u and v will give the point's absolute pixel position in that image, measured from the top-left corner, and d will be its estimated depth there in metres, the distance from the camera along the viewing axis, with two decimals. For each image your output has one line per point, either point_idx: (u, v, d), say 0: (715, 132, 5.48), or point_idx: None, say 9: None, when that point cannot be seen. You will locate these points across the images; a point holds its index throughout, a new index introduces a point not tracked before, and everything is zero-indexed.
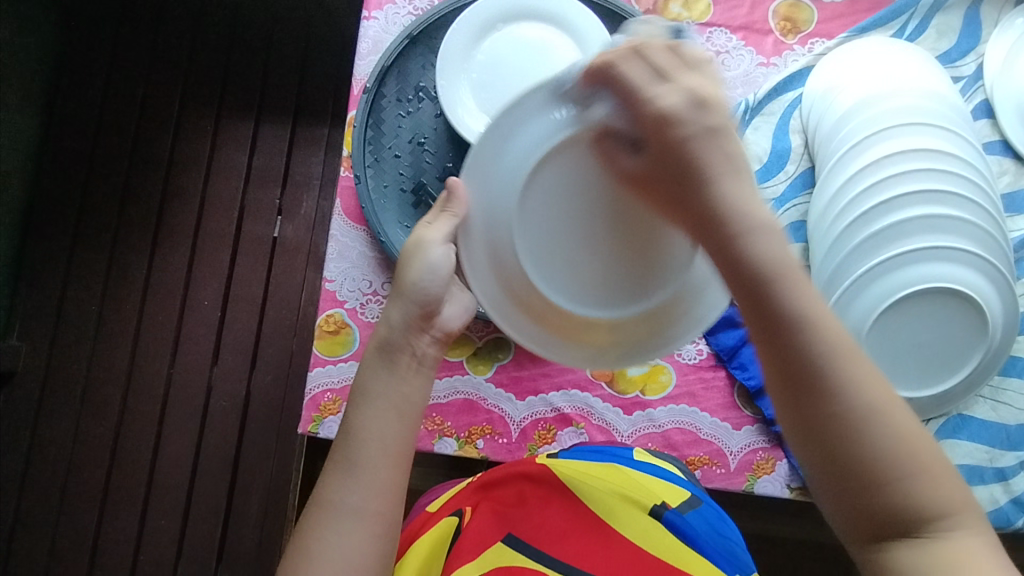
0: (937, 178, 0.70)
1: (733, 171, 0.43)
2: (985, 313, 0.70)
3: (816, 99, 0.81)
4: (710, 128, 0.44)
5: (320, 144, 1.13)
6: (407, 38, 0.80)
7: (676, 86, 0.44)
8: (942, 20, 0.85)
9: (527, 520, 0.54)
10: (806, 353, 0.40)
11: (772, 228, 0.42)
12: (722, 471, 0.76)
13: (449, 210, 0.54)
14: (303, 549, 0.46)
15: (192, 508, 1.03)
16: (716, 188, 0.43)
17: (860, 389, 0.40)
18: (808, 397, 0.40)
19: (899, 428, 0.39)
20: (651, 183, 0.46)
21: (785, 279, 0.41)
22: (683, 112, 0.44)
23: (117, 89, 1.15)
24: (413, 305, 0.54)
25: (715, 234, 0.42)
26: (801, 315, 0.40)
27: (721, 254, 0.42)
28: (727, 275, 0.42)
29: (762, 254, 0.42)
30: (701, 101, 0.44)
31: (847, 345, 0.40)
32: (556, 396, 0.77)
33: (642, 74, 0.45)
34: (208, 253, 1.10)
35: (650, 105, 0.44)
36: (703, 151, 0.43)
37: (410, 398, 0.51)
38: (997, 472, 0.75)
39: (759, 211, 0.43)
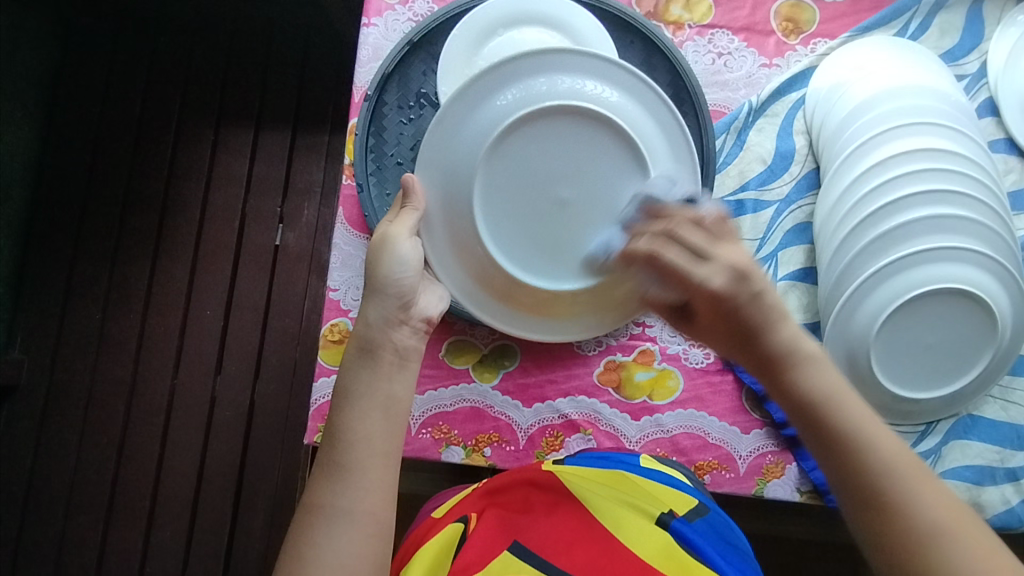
0: (943, 178, 0.69)
1: (779, 314, 0.46)
2: (994, 314, 0.69)
3: (820, 99, 0.80)
4: (756, 291, 0.46)
5: (321, 151, 1.12)
6: (407, 44, 0.80)
7: (717, 263, 0.47)
8: (945, 18, 0.85)
9: (532, 528, 0.53)
10: (859, 467, 0.42)
11: (822, 361, 0.46)
12: (731, 475, 0.75)
13: (409, 206, 0.61)
14: (299, 555, 0.44)
15: (198, 519, 1.03)
16: (771, 338, 0.46)
17: (916, 500, 0.41)
18: (875, 510, 0.41)
19: (980, 543, 0.40)
20: (711, 333, 0.49)
21: (843, 414, 0.44)
22: (727, 288, 0.46)
23: (116, 98, 1.14)
24: (388, 300, 0.57)
25: (773, 377, 0.46)
26: (850, 438, 0.43)
27: (780, 392, 0.46)
28: (784, 406, 0.46)
29: (816, 385, 0.45)
30: (738, 270, 0.47)
31: (907, 461, 0.42)
32: (563, 402, 0.77)
33: (682, 254, 0.49)
34: (210, 262, 1.10)
35: (697, 284, 0.47)
36: (758, 307, 0.46)
37: (393, 394, 0.52)
38: (1008, 473, 0.74)
39: (809, 343, 0.46)
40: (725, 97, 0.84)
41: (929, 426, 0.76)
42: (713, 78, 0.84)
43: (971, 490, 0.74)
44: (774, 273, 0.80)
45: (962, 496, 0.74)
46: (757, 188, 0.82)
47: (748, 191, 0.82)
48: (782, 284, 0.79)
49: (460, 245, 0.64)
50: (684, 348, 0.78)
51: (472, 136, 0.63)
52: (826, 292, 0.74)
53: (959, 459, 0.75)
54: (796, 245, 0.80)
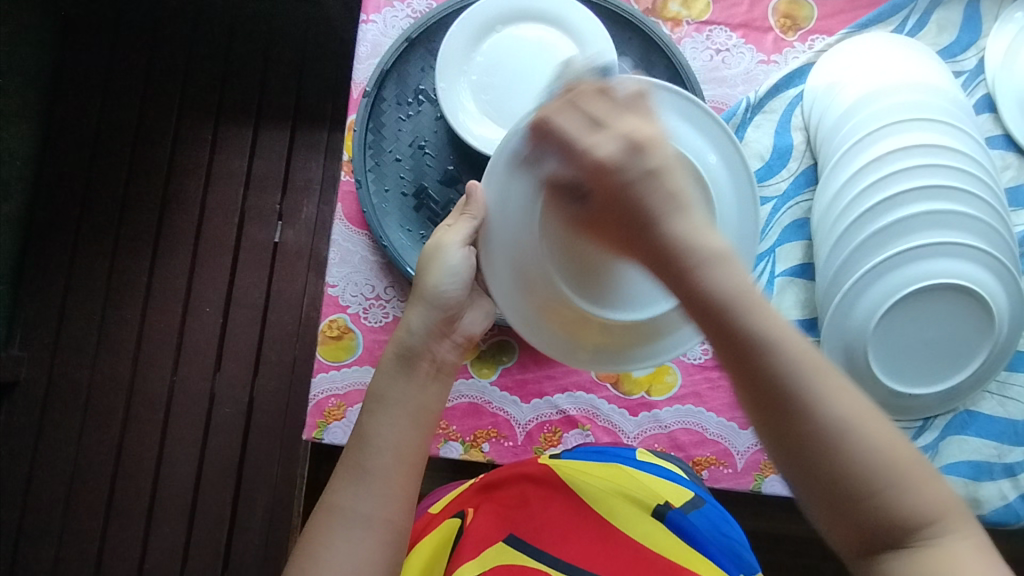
0: (941, 174, 0.69)
1: (674, 206, 0.43)
2: (991, 309, 0.69)
3: (818, 95, 0.81)
4: (649, 170, 0.44)
5: (320, 148, 1.13)
6: (406, 41, 0.80)
7: (612, 132, 0.45)
8: (942, 15, 0.85)
9: (528, 521, 0.53)
10: (767, 371, 0.40)
11: (731, 262, 0.42)
12: (729, 471, 0.75)
13: (467, 214, 0.56)
14: (312, 553, 0.45)
15: (197, 516, 1.03)
16: (666, 226, 0.43)
17: (823, 395, 0.39)
18: (787, 416, 0.39)
19: (888, 440, 0.39)
20: (607, 220, 0.46)
21: (745, 307, 0.41)
22: (620, 159, 0.44)
23: (116, 96, 1.14)
24: (434, 310, 0.56)
25: (671, 271, 0.42)
26: (759, 339, 0.40)
27: (685, 293, 0.42)
28: (689, 308, 0.42)
29: (723, 283, 0.41)
30: (634, 142, 0.44)
31: (812, 358, 0.40)
32: (561, 398, 0.77)
33: (575, 127, 0.46)
34: (209, 259, 1.10)
35: (585, 153, 0.45)
36: (649, 188, 0.43)
37: (426, 404, 0.53)
38: (1005, 468, 0.74)
39: (711, 240, 0.42)
40: (723, 94, 0.85)
41: (926, 422, 0.76)
42: (711, 75, 0.85)
43: (968, 485, 0.74)
44: (772, 269, 0.80)
45: (958, 491, 0.74)
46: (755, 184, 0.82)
47: None
48: (780, 279, 0.79)
49: (519, 272, 0.55)
50: None
51: (533, 157, 0.54)
52: (823, 289, 0.75)
53: (956, 454, 0.75)
54: (793, 240, 0.80)
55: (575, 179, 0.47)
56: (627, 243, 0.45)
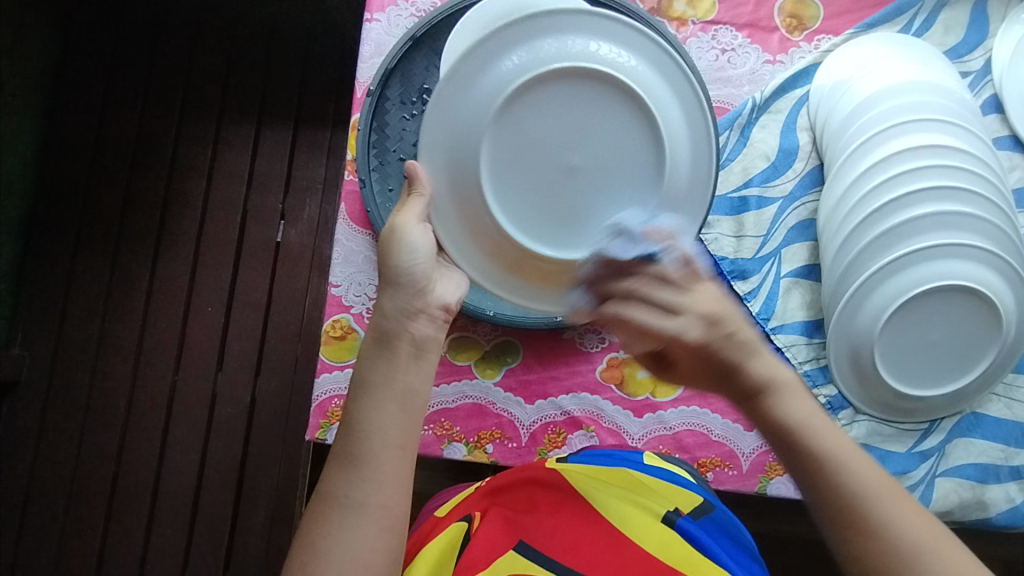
0: (948, 175, 0.69)
1: (751, 350, 0.45)
2: (998, 311, 0.69)
3: (825, 94, 0.80)
4: (730, 334, 0.45)
5: (323, 147, 1.12)
6: (410, 39, 0.79)
7: (689, 311, 0.45)
8: (949, 15, 0.84)
9: (538, 527, 0.52)
10: (843, 496, 0.41)
11: (796, 387, 0.45)
12: (734, 473, 0.75)
13: (416, 192, 0.57)
14: (311, 546, 0.44)
15: (199, 516, 1.03)
16: (748, 372, 0.45)
17: (895, 519, 0.40)
18: (868, 546, 0.40)
19: (954, 560, 0.40)
20: (689, 374, 0.48)
21: (817, 442, 0.43)
22: (696, 337, 0.44)
23: (118, 95, 1.14)
24: (405, 291, 0.53)
25: (752, 409, 0.45)
26: (827, 458, 0.42)
27: (762, 422, 0.45)
28: (771, 441, 0.45)
29: (793, 415, 0.44)
30: (711, 318, 0.45)
31: (887, 484, 0.42)
32: (566, 399, 0.77)
33: (653, 286, 0.47)
34: (211, 258, 1.10)
35: (669, 335, 0.45)
36: (731, 349, 0.45)
37: (410, 384, 0.49)
38: (1012, 471, 0.74)
39: (784, 373, 0.45)
40: (729, 94, 0.84)
41: (932, 424, 0.76)
42: (717, 74, 0.84)
43: (975, 488, 0.73)
44: (778, 270, 0.79)
45: (966, 494, 0.73)
46: (761, 184, 0.82)
47: (752, 188, 0.81)
48: (786, 280, 0.79)
49: (467, 217, 0.59)
50: None
51: (482, 97, 0.58)
52: (829, 290, 0.74)
53: (963, 457, 0.75)
54: (799, 241, 0.80)
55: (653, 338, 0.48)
56: (708, 386, 0.47)
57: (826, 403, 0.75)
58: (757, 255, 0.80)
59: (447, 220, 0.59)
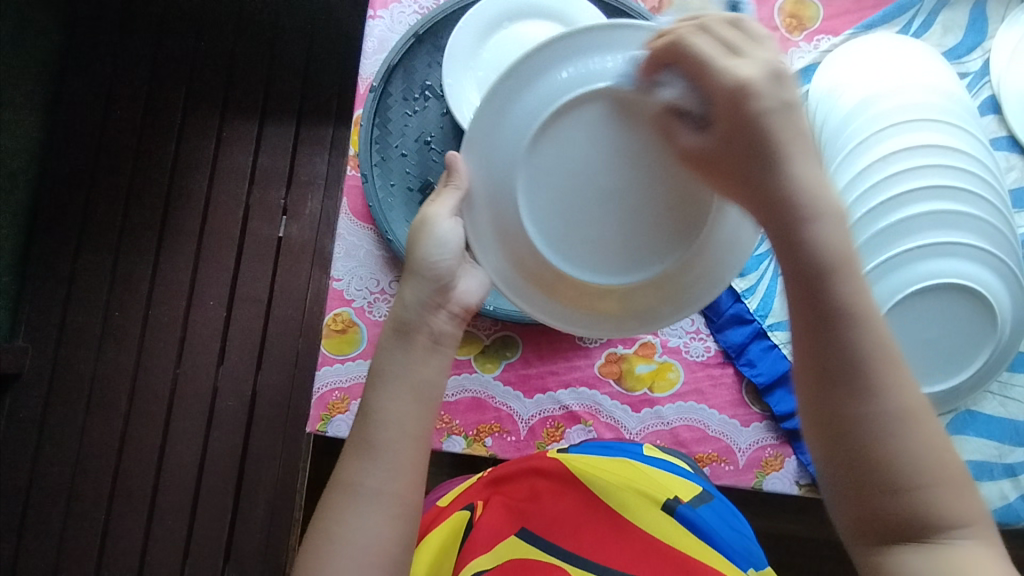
0: (944, 174, 0.70)
1: (799, 144, 0.43)
2: (993, 310, 0.70)
3: (821, 97, 0.80)
4: (785, 104, 0.44)
5: (324, 144, 1.13)
6: (413, 36, 0.80)
7: (753, 59, 0.44)
8: (948, 16, 0.85)
9: (540, 514, 0.54)
10: (845, 339, 0.40)
11: (838, 219, 0.43)
12: (731, 468, 0.75)
13: (451, 183, 0.54)
14: (325, 532, 0.45)
15: (199, 508, 1.03)
16: (788, 167, 0.43)
17: (886, 382, 0.40)
18: (846, 391, 0.40)
19: (928, 437, 0.39)
20: (721, 156, 0.45)
21: (838, 273, 0.41)
22: (763, 86, 0.43)
23: (122, 90, 1.15)
24: (427, 283, 0.53)
25: (779, 221, 0.43)
26: (845, 309, 0.41)
27: (786, 238, 0.42)
28: (783, 257, 0.43)
29: (828, 240, 0.42)
30: (777, 74, 0.44)
31: (888, 344, 0.41)
32: (565, 394, 0.77)
33: (712, 50, 0.45)
34: (213, 252, 1.11)
35: (721, 73, 0.44)
36: (777, 128, 0.43)
37: (427, 376, 0.50)
38: (1006, 468, 0.75)
39: (829, 197, 0.43)
40: None
41: None
42: None
43: None
44: (776, 267, 0.80)
45: None
46: None
47: None
48: None
49: (505, 236, 0.55)
50: (685, 341, 0.79)
51: (519, 120, 0.53)
52: None
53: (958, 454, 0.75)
54: None
55: (699, 110, 0.47)
56: (736, 181, 0.45)
57: None
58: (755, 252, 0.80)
59: (485, 242, 0.55)
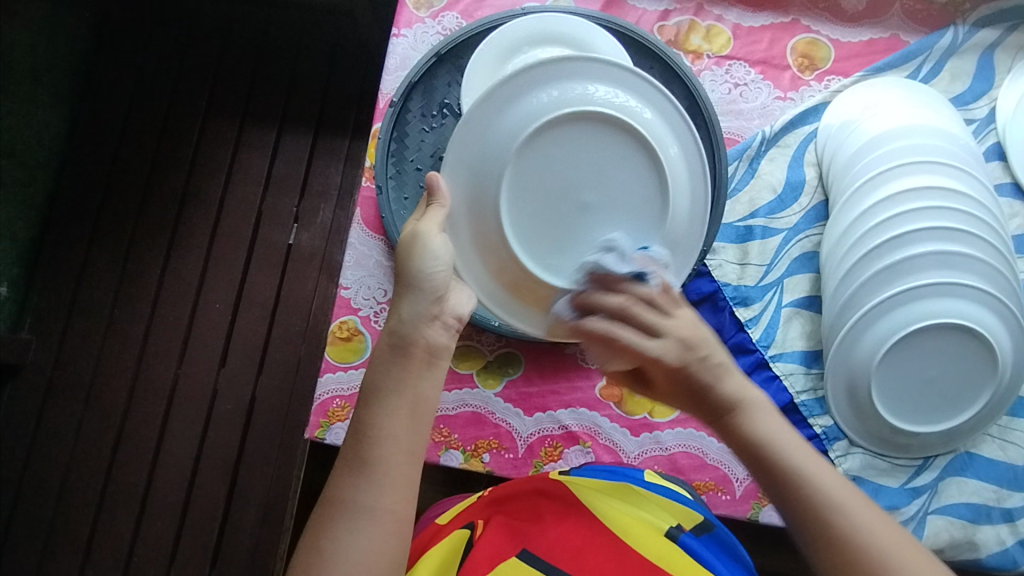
0: (947, 216, 0.71)
1: (724, 371, 0.49)
2: (995, 352, 0.70)
3: (833, 132, 0.83)
4: (704, 355, 0.49)
5: (340, 155, 1.15)
6: (435, 56, 0.82)
7: (671, 329, 0.50)
8: (955, 64, 0.87)
9: (541, 533, 0.53)
10: (815, 513, 0.44)
11: (766, 410, 0.49)
12: (727, 498, 0.75)
13: (435, 202, 0.58)
14: (317, 549, 0.44)
15: (189, 512, 1.03)
16: (722, 388, 0.49)
17: (863, 530, 0.43)
18: (834, 550, 0.43)
19: (921, 568, 0.42)
20: (665, 388, 0.52)
21: (788, 454, 0.46)
22: (681, 350, 0.49)
23: (146, 93, 1.17)
24: (423, 297, 0.54)
25: (719, 422, 0.49)
26: (800, 483, 0.45)
27: (731, 438, 0.48)
28: (741, 457, 0.48)
29: (762, 432, 0.47)
30: (689, 342, 0.50)
31: (855, 496, 0.44)
32: (565, 414, 0.78)
33: (639, 308, 0.51)
34: (222, 256, 1.12)
35: (650, 356, 0.49)
36: (709, 372, 0.49)
37: (423, 394, 0.50)
38: (1004, 513, 0.74)
39: (755, 395, 0.49)
40: (739, 127, 0.86)
41: (926, 462, 0.76)
42: (729, 107, 0.87)
43: (965, 528, 0.74)
44: (780, 299, 0.81)
45: (956, 533, 0.74)
46: (766, 216, 0.84)
47: (758, 218, 0.83)
48: (786, 310, 0.81)
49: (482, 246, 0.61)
50: None
51: (510, 127, 0.60)
52: (829, 322, 0.76)
53: (957, 495, 0.75)
54: (801, 272, 0.82)
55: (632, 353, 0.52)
56: (679, 402, 0.51)
57: (820, 434, 0.76)
58: (759, 283, 0.81)
59: (466, 258, 0.61)
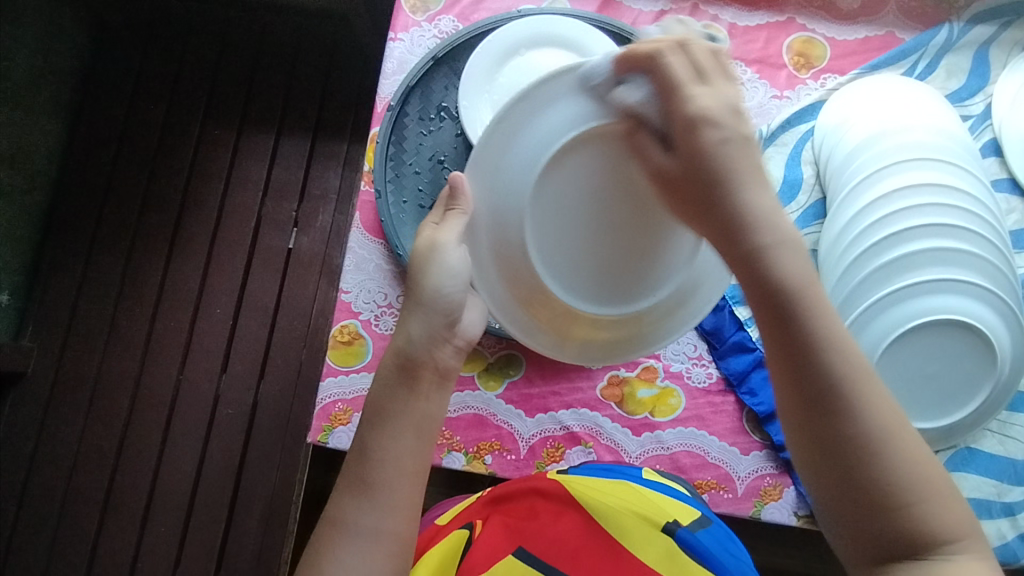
0: (944, 213, 0.71)
1: (754, 181, 0.46)
2: (993, 347, 0.71)
3: (828, 131, 0.83)
4: (737, 146, 0.46)
5: (339, 159, 1.15)
6: (432, 60, 0.83)
7: (710, 91, 0.47)
8: (951, 60, 0.87)
9: (539, 533, 0.53)
10: (820, 369, 0.42)
11: (796, 250, 0.45)
12: (729, 496, 0.76)
13: (457, 208, 0.55)
14: (318, 567, 0.45)
15: (193, 516, 1.03)
16: (741, 197, 0.45)
17: (862, 401, 0.41)
18: (829, 417, 0.42)
19: (910, 452, 0.41)
20: (683, 197, 0.48)
21: (806, 300, 0.43)
22: (721, 119, 0.47)
23: (144, 99, 1.17)
24: (436, 316, 0.53)
25: (736, 248, 0.45)
26: (812, 341, 0.43)
27: (752, 276, 0.44)
28: (750, 294, 0.45)
29: (786, 270, 0.44)
30: (727, 115, 0.47)
31: (859, 364, 0.43)
32: (566, 414, 0.78)
33: (681, 78, 0.48)
34: (222, 261, 1.12)
35: (688, 105, 0.47)
36: (730, 161, 0.46)
37: (429, 414, 0.51)
38: (1004, 507, 0.75)
39: (784, 226, 0.45)
40: None
41: None
42: None
43: None
44: None
45: None
46: None
47: None
48: None
49: (504, 261, 0.57)
50: (687, 366, 0.80)
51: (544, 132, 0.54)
52: None
53: (957, 491, 0.75)
54: None
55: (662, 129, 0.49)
56: (695, 213, 0.47)
57: None
58: None
59: (484, 271, 0.57)
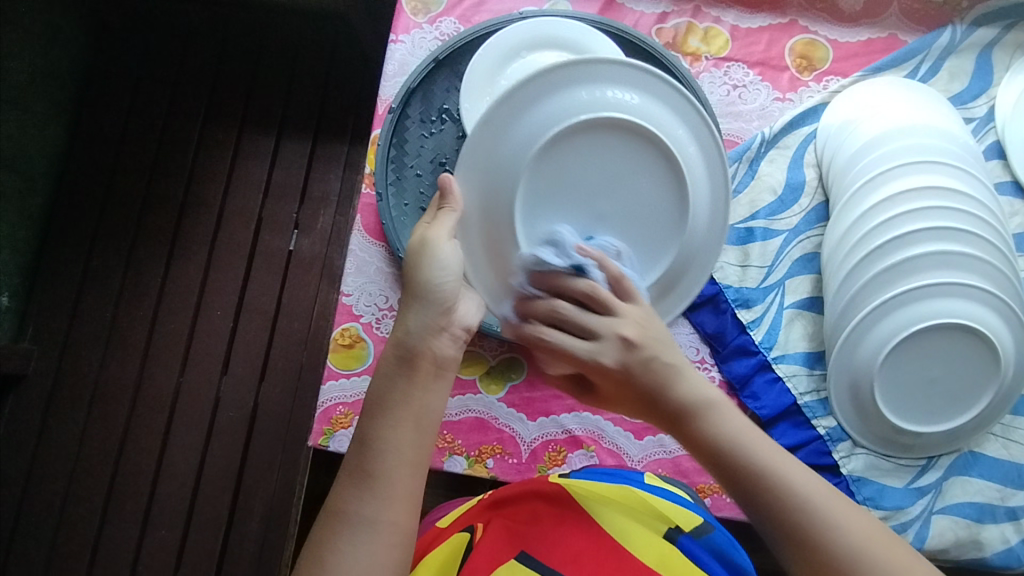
0: (948, 216, 0.71)
1: (674, 372, 0.51)
2: (997, 351, 0.70)
3: (833, 132, 0.82)
4: (655, 361, 0.51)
5: (340, 160, 1.15)
6: (433, 61, 0.82)
7: (607, 333, 0.52)
8: (954, 63, 0.87)
9: (540, 537, 0.53)
10: (778, 510, 0.45)
11: (722, 412, 0.50)
12: (731, 500, 0.76)
13: (447, 206, 0.57)
14: (318, 559, 0.44)
15: (194, 519, 1.03)
16: (676, 391, 0.50)
17: (824, 521, 0.44)
18: (806, 548, 0.44)
19: (886, 555, 0.43)
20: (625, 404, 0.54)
21: (741, 452, 0.48)
22: (623, 359, 0.51)
23: (145, 101, 1.17)
24: (431, 307, 0.53)
25: (676, 428, 0.50)
26: (761, 485, 0.46)
27: (693, 443, 0.50)
28: (706, 463, 0.49)
29: (720, 434, 0.49)
30: (632, 343, 0.51)
31: (813, 491, 0.45)
32: (568, 418, 0.78)
33: (583, 317, 0.53)
34: (223, 263, 1.12)
35: (590, 356, 0.52)
36: (651, 373, 0.51)
37: (428, 406, 0.50)
38: (1008, 511, 0.74)
39: (708, 396, 0.51)
40: (738, 128, 0.87)
41: (930, 461, 0.76)
42: (728, 109, 0.87)
43: (970, 527, 0.74)
44: (781, 301, 0.81)
45: (961, 532, 0.74)
46: (766, 218, 0.84)
47: (758, 219, 0.84)
48: (788, 312, 0.81)
49: (493, 248, 0.61)
50: None
51: (527, 131, 0.59)
52: (831, 323, 0.76)
53: (960, 495, 0.75)
54: (801, 274, 0.82)
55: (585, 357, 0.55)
56: (640, 413, 0.53)
57: (824, 435, 0.76)
58: (761, 285, 0.82)
59: (477, 262, 0.61)
